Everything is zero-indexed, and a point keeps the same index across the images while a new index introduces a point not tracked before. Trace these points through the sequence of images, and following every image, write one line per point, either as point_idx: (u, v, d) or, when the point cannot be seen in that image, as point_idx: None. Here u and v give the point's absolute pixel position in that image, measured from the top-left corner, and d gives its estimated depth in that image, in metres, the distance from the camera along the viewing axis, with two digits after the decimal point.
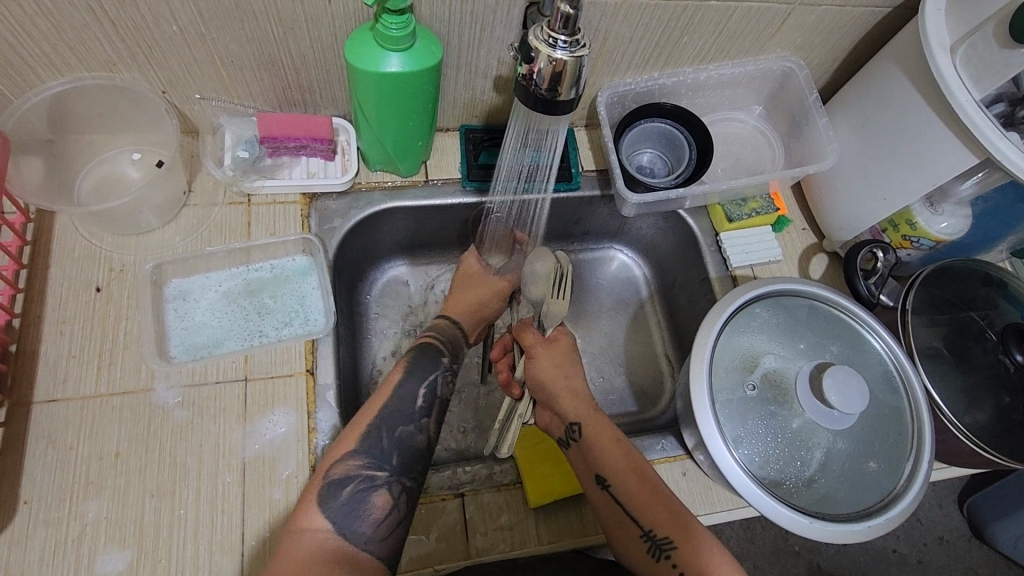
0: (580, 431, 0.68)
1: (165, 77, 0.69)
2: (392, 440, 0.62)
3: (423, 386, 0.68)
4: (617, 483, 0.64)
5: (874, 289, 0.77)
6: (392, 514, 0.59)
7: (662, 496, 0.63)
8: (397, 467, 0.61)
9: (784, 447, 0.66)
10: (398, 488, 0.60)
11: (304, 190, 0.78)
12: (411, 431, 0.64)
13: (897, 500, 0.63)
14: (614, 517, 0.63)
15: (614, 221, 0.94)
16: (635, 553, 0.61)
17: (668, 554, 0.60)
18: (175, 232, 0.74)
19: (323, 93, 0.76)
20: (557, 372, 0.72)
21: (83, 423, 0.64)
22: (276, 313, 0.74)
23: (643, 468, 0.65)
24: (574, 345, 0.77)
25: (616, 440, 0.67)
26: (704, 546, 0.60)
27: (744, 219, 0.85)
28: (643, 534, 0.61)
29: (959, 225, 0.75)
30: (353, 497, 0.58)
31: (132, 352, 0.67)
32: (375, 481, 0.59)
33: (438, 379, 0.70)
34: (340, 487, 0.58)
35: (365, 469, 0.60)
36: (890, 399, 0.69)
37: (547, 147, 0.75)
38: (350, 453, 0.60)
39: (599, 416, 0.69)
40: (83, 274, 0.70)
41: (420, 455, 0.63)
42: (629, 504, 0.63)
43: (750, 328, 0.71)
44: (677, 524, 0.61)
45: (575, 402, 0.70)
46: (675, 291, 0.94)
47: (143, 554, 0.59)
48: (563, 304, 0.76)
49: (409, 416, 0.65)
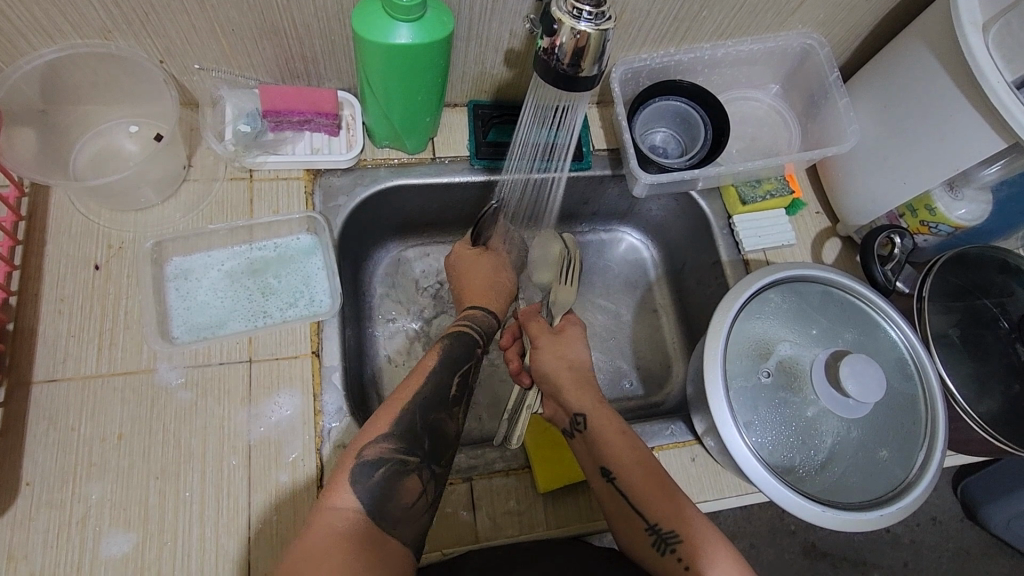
0: (585, 423, 0.67)
1: (163, 45, 0.66)
2: (424, 422, 0.62)
3: (456, 375, 0.67)
4: (622, 476, 0.63)
5: (890, 275, 0.75)
6: (420, 499, 0.58)
7: (667, 490, 0.62)
8: (428, 453, 0.61)
9: (796, 435, 0.65)
10: (428, 474, 0.60)
11: (308, 165, 0.75)
12: (443, 416, 0.64)
13: (909, 489, 0.63)
14: (619, 509, 0.62)
15: (623, 202, 0.92)
16: (640, 545, 0.61)
17: (673, 547, 0.59)
18: (175, 209, 0.72)
19: (327, 64, 0.73)
20: (564, 365, 0.71)
21: (84, 404, 0.62)
22: (280, 294, 0.72)
23: (648, 460, 0.64)
24: (583, 335, 0.77)
25: (625, 435, 0.66)
26: (710, 540, 0.59)
27: (758, 201, 0.83)
28: (647, 527, 0.61)
29: (979, 212, 0.74)
30: (384, 479, 0.56)
31: (133, 331, 0.66)
32: (406, 466, 0.59)
33: (470, 369, 0.70)
34: (373, 469, 0.56)
35: (396, 453, 0.58)
36: (904, 387, 0.68)
37: (566, 125, 0.73)
38: (383, 435, 0.59)
39: (606, 410, 0.68)
40: (81, 251, 0.68)
41: (448, 442, 0.63)
42: (632, 497, 0.62)
43: (763, 315, 0.70)
44: (683, 517, 0.60)
45: (583, 395, 0.69)
46: (684, 275, 0.92)
47: (148, 536, 0.59)
48: (571, 292, 0.79)
49: (440, 402, 0.64)
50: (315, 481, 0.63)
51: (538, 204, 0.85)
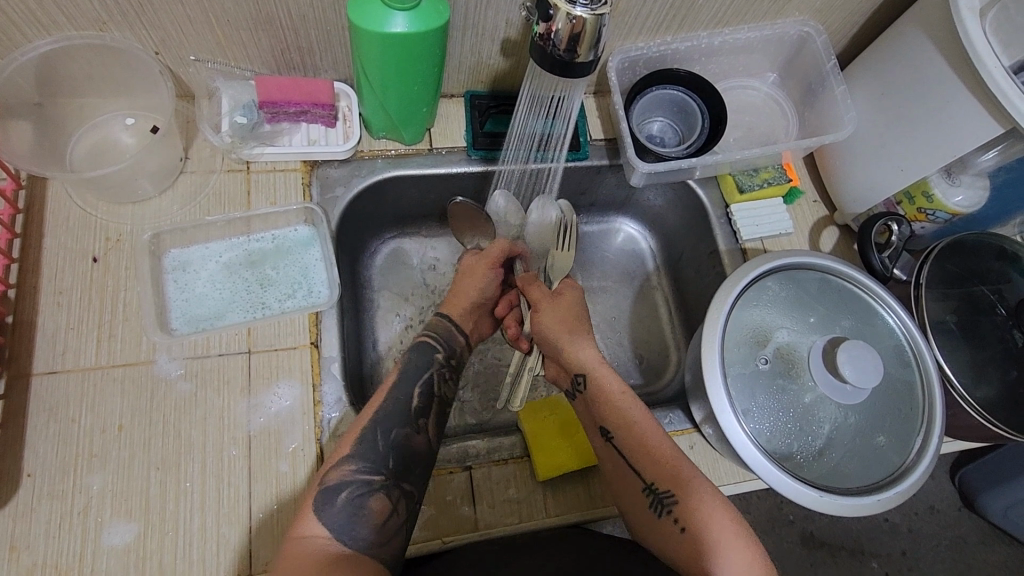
0: (585, 382, 0.68)
1: (159, 36, 0.66)
2: (388, 441, 0.61)
3: (418, 386, 0.66)
4: (621, 435, 0.64)
5: (887, 262, 0.75)
6: (392, 518, 0.57)
7: (667, 452, 0.63)
8: (395, 471, 0.60)
9: (793, 421, 0.66)
10: (397, 492, 0.59)
11: (305, 157, 0.75)
12: (408, 432, 0.62)
13: (907, 473, 0.63)
14: (619, 470, 0.63)
15: (621, 192, 0.92)
16: (638, 505, 0.61)
17: (670, 508, 0.59)
18: (172, 201, 0.72)
19: (323, 55, 0.72)
20: (562, 326, 0.71)
21: (84, 396, 0.63)
22: (279, 285, 0.72)
23: (650, 423, 0.65)
24: (582, 298, 0.76)
25: (628, 397, 0.66)
26: (707, 501, 0.59)
27: (755, 190, 0.83)
28: (646, 487, 0.61)
29: (975, 198, 0.74)
30: (350, 502, 0.56)
31: (132, 323, 0.66)
32: (371, 485, 0.58)
33: (434, 376, 0.68)
34: (335, 493, 0.56)
35: (360, 474, 0.58)
36: (901, 372, 0.68)
37: (562, 112, 0.75)
38: (347, 458, 0.59)
39: (606, 368, 0.68)
40: (79, 243, 0.68)
41: (418, 459, 0.62)
42: (632, 458, 0.63)
43: (761, 302, 0.70)
44: (680, 478, 0.61)
45: (582, 353, 0.69)
46: (682, 264, 0.93)
47: (150, 526, 0.59)
48: (569, 255, 0.78)
49: (404, 417, 0.63)
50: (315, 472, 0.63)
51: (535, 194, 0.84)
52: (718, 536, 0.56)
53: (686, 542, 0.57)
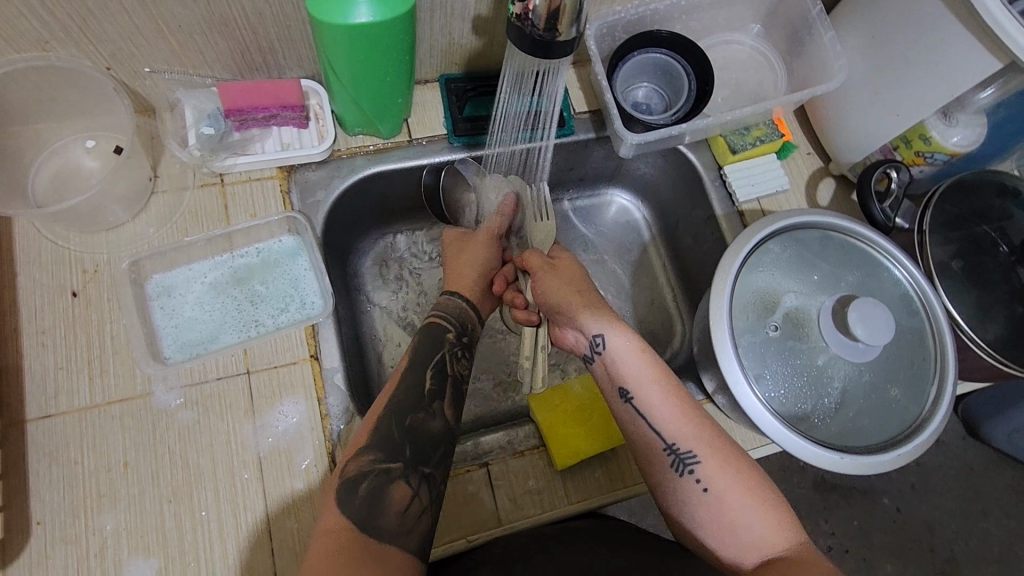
0: (604, 343, 0.63)
1: (109, 51, 0.61)
2: (403, 429, 0.59)
3: (430, 368, 0.65)
4: (640, 396, 0.61)
5: (889, 212, 0.73)
6: (415, 503, 0.56)
7: (689, 410, 0.60)
8: (411, 458, 0.58)
9: (808, 384, 0.65)
10: (417, 478, 0.57)
11: (280, 163, 0.72)
12: (422, 417, 0.61)
13: (924, 424, 0.63)
14: (639, 430, 0.61)
15: (609, 164, 0.90)
16: (658, 466, 0.59)
17: (691, 468, 0.58)
18: (148, 223, 0.69)
19: (287, 53, 0.68)
20: (568, 288, 0.67)
21: (85, 436, 0.61)
22: (270, 300, 0.70)
23: (670, 379, 0.62)
24: (578, 262, 0.73)
25: (650, 354, 0.63)
26: (731, 462, 0.58)
27: (748, 149, 0.81)
28: (665, 447, 0.59)
29: (974, 136, 0.72)
30: (370, 492, 0.55)
31: (123, 356, 0.63)
32: (390, 474, 0.57)
33: (446, 358, 0.67)
34: (355, 485, 0.55)
35: (379, 463, 0.57)
36: (910, 322, 0.68)
37: (549, 90, 0.70)
38: (364, 448, 0.58)
39: (625, 325, 0.64)
40: (55, 279, 0.65)
41: (435, 441, 0.60)
42: (652, 418, 0.60)
43: (765, 266, 0.69)
44: (702, 437, 0.59)
45: (597, 312, 0.65)
46: (678, 232, 0.91)
47: (170, 560, 0.58)
48: (550, 226, 0.74)
49: (417, 403, 0.62)
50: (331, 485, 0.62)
51: (529, 167, 0.79)
52: (743, 498, 0.56)
53: (708, 503, 0.56)
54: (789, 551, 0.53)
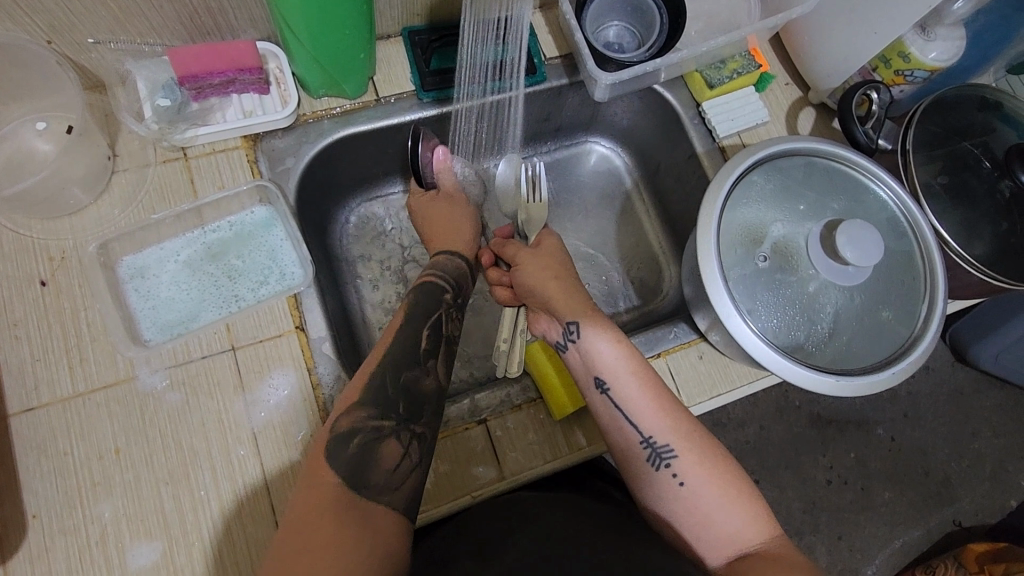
0: (578, 331, 0.65)
1: (46, 22, 0.57)
2: (396, 385, 0.58)
3: (426, 328, 0.63)
4: (617, 387, 0.62)
5: (872, 133, 0.72)
6: (404, 461, 0.55)
7: (665, 403, 0.61)
8: (405, 414, 0.57)
9: (800, 312, 0.65)
10: (407, 436, 0.56)
11: (243, 132, 0.69)
12: (417, 375, 0.60)
13: (916, 343, 0.63)
14: (615, 422, 0.61)
15: (585, 111, 0.88)
16: (635, 461, 0.60)
17: (667, 462, 0.59)
18: (112, 205, 0.66)
19: (238, 13, 0.65)
20: (548, 275, 0.68)
21: (71, 426, 0.59)
22: (248, 274, 0.68)
23: (645, 371, 0.63)
24: (563, 248, 0.73)
25: (623, 343, 0.64)
26: (705, 454, 0.59)
27: (725, 83, 0.79)
28: (642, 441, 0.60)
29: (953, 50, 0.70)
30: (360, 448, 0.53)
31: (102, 343, 0.61)
32: (381, 432, 0.55)
33: (442, 317, 0.65)
34: (345, 440, 0.54)
35: (371, 420, 0.55)
36: (898, 244, 0.67)
37: (512, 37, 0.72)
38: (357, 405, 0.56)
39: (598, 315, 0.66)
40: (21, 269, 0.62)
41: (428, 399, 0.59)
42: (628, 410, 0.61)
43: (751, 198, 0.68)
44: (676, 430, 0.60)
45: (572, 302, 0.66)
46: (660, 175, 0.89)
47: (174, 541, 0.58)
48: (542, 207, 0.75)
49: (413, 360, 0.60)
50: None
51: (501, 137, 0.80)
52: (715, 491, 0.57)
53: (683, 497, 0.57)
54: (762, 544, 0.55)
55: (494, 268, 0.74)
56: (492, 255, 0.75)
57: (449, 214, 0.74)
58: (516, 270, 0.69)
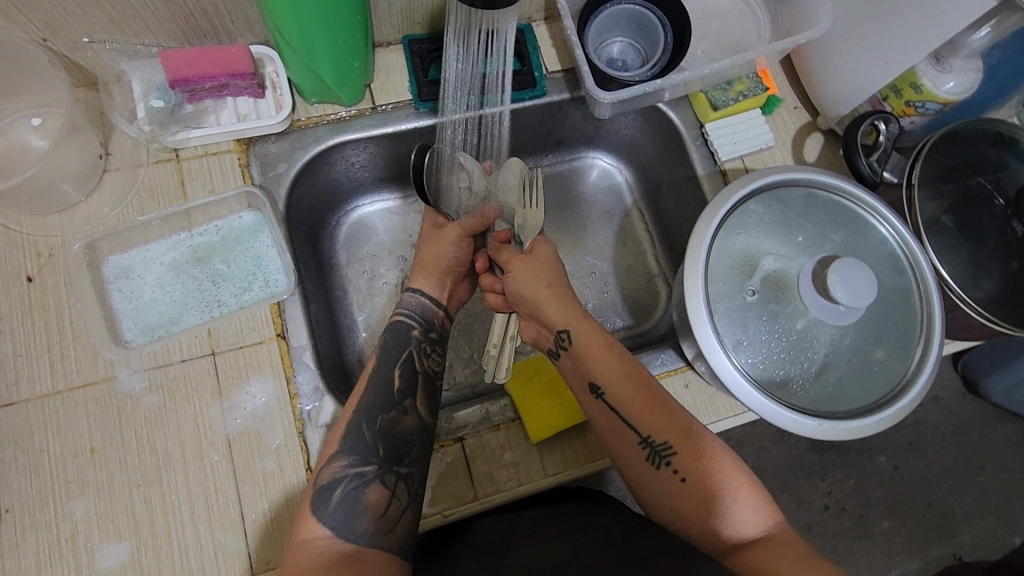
0: (570, 339, 0.64)
1: (40, 21, 0.58)
2: (374, 429, 0.58)
3: (398, 366, 0.63)
4: (611, 390, 0.61)
5: (876, 166, 0.70)
6: (392, 505, 0.55)
7: (661, 403, 0.60)
8: (387, 457, 0.57)
9: (788, 349, 0.63)
10: (392, 479, 0.56)
11: (236, 136, 0.69)
12: (396, 416, 0.59)
13: (907, 388, 0.61)
14: (612, 426, 0.60)
15: (588, 125, 0.86)
16: (634, 460, 0.59)
17: (668, 459, 0.57)
18: (103, 203, 0.66)
19: (234, 16, 0.65)
20: (540, 283, 0.66)
21: (49, 423, 0.60)
22: (233, 279, 0.68)
23: (639, 373, 0.62)
24: (556, 256, 0.70)
25: (613, 348, 0.63)
26: (706, 448, 0.57)
27: (731, 105, 0.77)
28: (641, 441, 0.59)
29: (969, 82, 0.68)
30: (345, 498, 0.54)
31: (83, 342, 0.62)
32: (364, 477, 0.55)
33: (414, 354, 0.64)
34: (329, 491, 0.54)
35: (353, 468, 0.55)
36: (896, 281, 0.65)
37: (496, 49, 0.70)
38: (336, 453, 0.56)
39: (589, 322, 0.65)
40: (9, 263, 0.63)
41: (410, 439, 0.59)
42: (623, 411, 0.60)
43: (745, 228, 0.66)
44: (676, 429, 0.58)
45: (564, 309, 0.65)
46: (661, 194, 0.88)
47: (142, 544, 0.58)
48: (539, 215, 0.70)
49: (391, 402, 0.60)
50: (303, 466, 0.61)
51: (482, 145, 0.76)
52: (719, 485, 0.55)
53: (688, 493, 0.56)
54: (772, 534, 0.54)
55: (487, 275, 0.72)
56: (486, 260, 0.72)
57: (443, 244, 0.69)
58: (508, 276, 0.67)
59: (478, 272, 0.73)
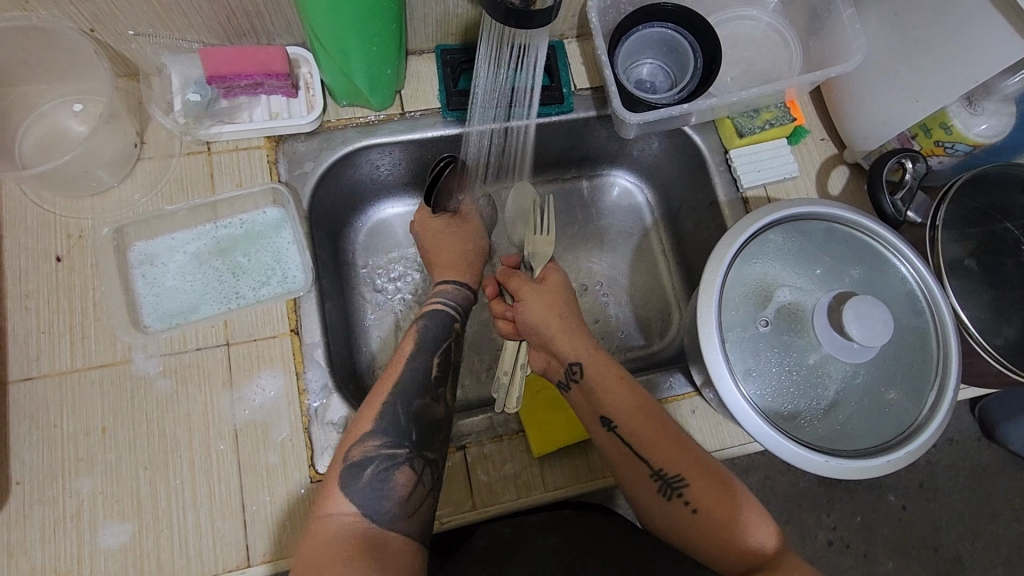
0: (581, 371, 0.64)
1: (90, 12, 0.60)
2: (409, 415, 0.59)
3: (437, 354, 0.64)
4: (621, 421, 0.61)
5: (901, 205, 0.69)
6: (417, 487, 0.55)
7: (669, 433, 0.60)
8: (417, 442, 0.58)
9: (797, 382, 0.62)
10: (421, 463, 0.57)
11: (267, 133, 0.70)
12: (429, 402, 0.60)
13: (918, 432, 0.60)
14: (624, 457, 0.60)
15: (612, 143, 0.87)
16: (646, 491, 0.58)
17: (679, 491, 0.57)
18: (134, 190, 0.68)
19: (274, 17, 0.66)
20: (552, 313, 0.66)
21: (64, 401, 0.61)
22: (252, 272, 0.69)
23: (649, 405, 0.61)
24: (567, 284, 0.71)
25: (622, 378, 0.63)
26: (714, 478, 0.57)
27: (756, 133, 0.77)
28: (653, 473, 0.58)
29: (1001, 126, 0.67)
30: (375, 478, 0.54)
31: (103, 324, 0.63)
32: (396, 459, 0.56)
33: (451, 345, 0.66)
34: (359, 469, 0.54)
35: (384, 449, 0.56)
36: (913, 321, 0.64)
37: (525, 62, 0.69)
38: (369, 433, 0.56)
39: (600, 354, 0.65)
40: (40, 243, 0.65)
41: (439, 424, 0.60)
42: (634, 440, 0.60)
43: (761, 259, 0.65)
44: (686, 460, 0.58)
45: (575, 342, 0.65)
46: (681, 216, 0.88)
47: (144, 526, 0.59)
48: (549, 241, 0.73)
49: (424, 388, 0.61)
50: (306, 462, 0.62)
51: (505, 158, 0.80)
52: (728, 515, 0.55)
53: (699, 524, 0.55)
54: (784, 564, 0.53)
55: (498, 301, 0.72)
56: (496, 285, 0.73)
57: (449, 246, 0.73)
58: (518, 306, 0.67)
59: (489, 298, 0.73)
